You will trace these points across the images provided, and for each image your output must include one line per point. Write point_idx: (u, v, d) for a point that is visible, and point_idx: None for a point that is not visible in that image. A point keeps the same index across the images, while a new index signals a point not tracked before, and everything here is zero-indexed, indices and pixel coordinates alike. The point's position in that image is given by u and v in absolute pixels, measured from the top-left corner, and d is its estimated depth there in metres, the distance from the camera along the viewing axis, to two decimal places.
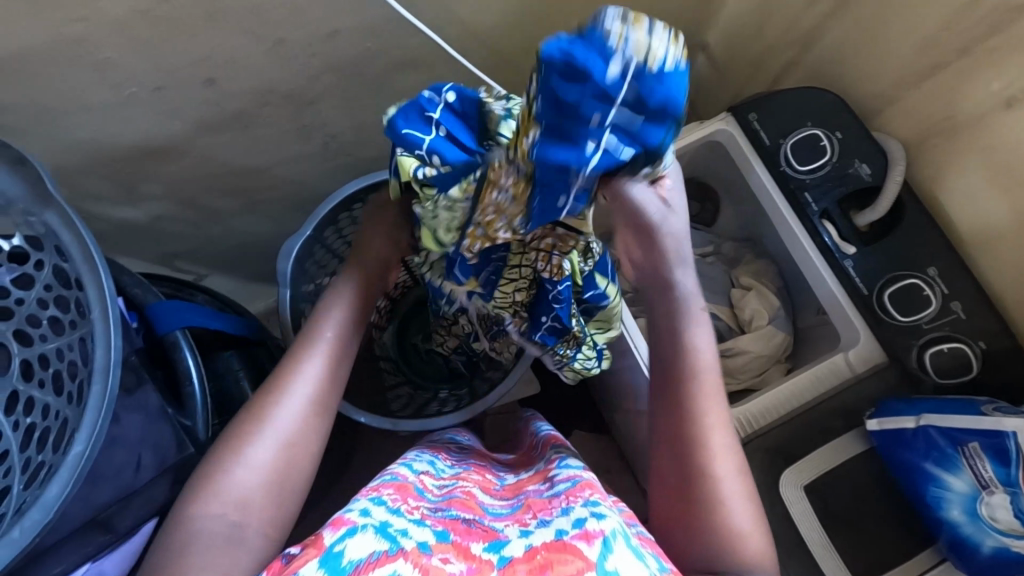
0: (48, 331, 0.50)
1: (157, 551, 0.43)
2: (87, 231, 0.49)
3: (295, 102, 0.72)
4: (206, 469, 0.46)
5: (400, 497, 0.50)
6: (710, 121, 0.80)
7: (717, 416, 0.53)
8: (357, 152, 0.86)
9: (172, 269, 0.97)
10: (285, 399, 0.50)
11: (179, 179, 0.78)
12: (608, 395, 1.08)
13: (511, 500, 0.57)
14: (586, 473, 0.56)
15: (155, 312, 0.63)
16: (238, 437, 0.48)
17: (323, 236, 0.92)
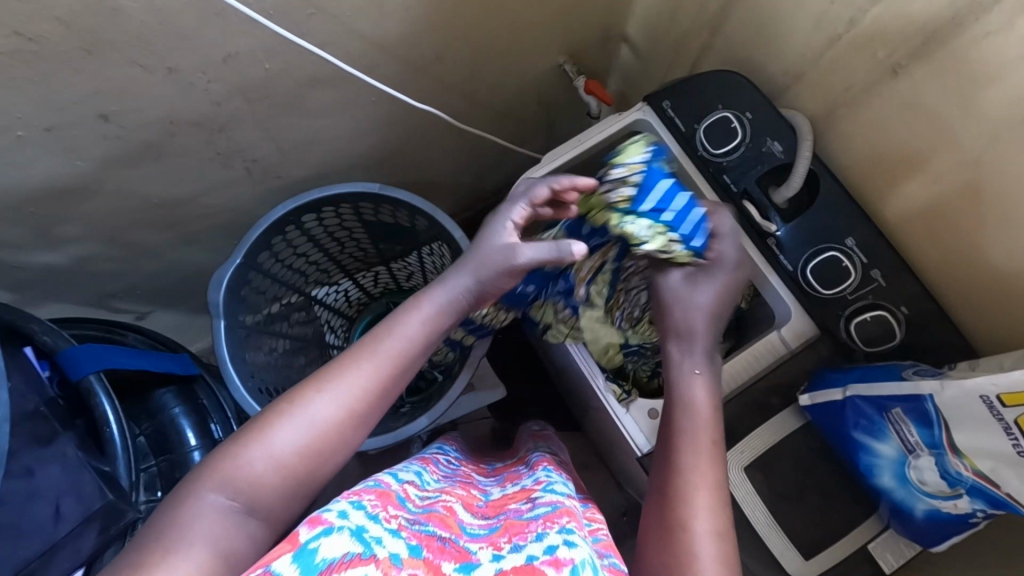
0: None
1: (168, 504, 0.47)
2: None
3: (203, 131, 0.71)
4: (236, 441, 0.50)
5: (380, 504, 0.49)
6: (627, 113, 0.80)
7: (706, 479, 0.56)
8: (282, 175, 0.87)
9: (110, 309, 0.98)
10: (325, 396, 0.52)
11: (98, 218, 0.76)
12: (571, 389, 1.09)
13: (490, 521, 0.58)
14: (566, 499, 0.59)
15: (68, 358, 0.61)
16: (272, 420, 0.50)
17: (257, 261, 0.90)
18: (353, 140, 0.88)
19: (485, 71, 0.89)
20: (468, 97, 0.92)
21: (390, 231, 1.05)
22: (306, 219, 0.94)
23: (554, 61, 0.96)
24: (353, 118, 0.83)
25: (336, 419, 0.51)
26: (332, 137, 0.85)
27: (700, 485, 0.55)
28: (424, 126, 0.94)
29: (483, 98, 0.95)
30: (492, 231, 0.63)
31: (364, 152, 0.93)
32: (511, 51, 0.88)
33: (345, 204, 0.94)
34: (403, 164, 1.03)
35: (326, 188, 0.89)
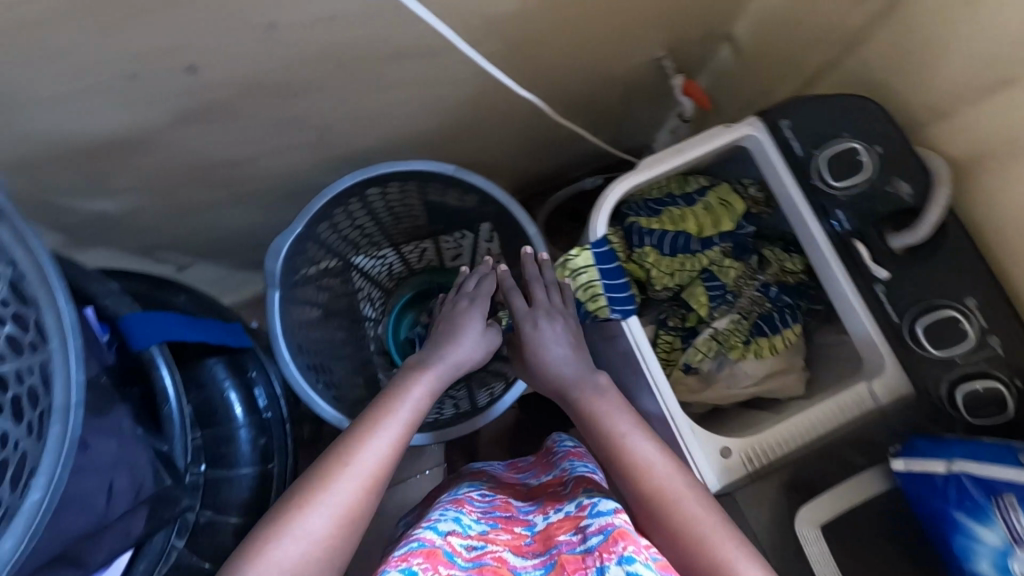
0: (4, 350, 0.43)
1: None
2: (45, 251, 0.46)
3: (285, 94, 0.65)
4: (271, 522, 0.53)
5: (431, 568, 0.52)
6: (737, 125, 0.74)
7: (668, 464, 0.60)
8: (351, 144, 0.81)
9: (153, 259, 0.94)
10: (348, 471, 0.56)
11: (159, 170, 0.71)
12: None
13: (544, 558, 0.57)
14: (617, 519, 0.54)
15: (127, 326, 0.57)
16: (303, 500, 0.54)
17: (316, 232, 0.86)
18: (431, 114, 0.82)
19: (581, 57, 0.82)
20: (554, 83, 0.86)
21: (449, 213, 1.02)
22: (369, 194, 0.89)
23: (652, 55, 0.90)
24: (436, 93, 0.77)
25: (357, 489, 0.55)
26: (411, 110, 0.79)
27: (665, 476, 0.59)
28: (503, 107, 0.88)
29: (568, 85, 0.88)
30: (470, 318, 0.74)
31: (437, 127, 0.87)
32: (611, 39, 0.82)
33: (411, 182, 0.89)
34: (471, 142, 0.97)
35: (395, 164, 0.84)
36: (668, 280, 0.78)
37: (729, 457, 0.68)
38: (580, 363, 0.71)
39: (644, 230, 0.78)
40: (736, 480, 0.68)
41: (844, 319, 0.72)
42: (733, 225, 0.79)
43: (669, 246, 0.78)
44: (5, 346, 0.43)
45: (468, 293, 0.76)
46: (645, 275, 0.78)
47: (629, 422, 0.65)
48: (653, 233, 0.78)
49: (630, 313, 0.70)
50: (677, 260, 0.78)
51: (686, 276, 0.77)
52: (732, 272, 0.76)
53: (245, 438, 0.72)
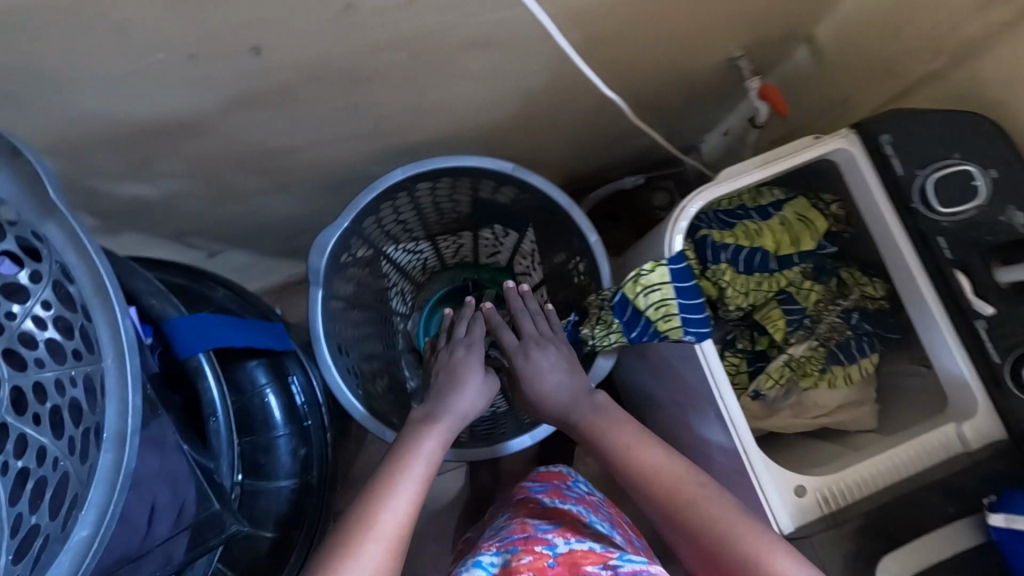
0: (45, 356, 0.40)
1: None
2: (104, 264, 0.45)
3: (349, 81, 0.59)
4: None
5: None
6: (830, 138, 0.68)
7: (679, 467, 0.66)
8: (407, 135, 0.76)
9: (184, 245, 0.89)
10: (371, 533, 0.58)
11: (204, 155, 0.65)
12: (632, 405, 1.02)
13: None
14: (652, 569, 0.56)
15: (174, 330, 0.52)
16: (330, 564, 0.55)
17: (362, 227, 0.81)
18: (492, 106, 0.76)
19: (657, 53, 0.77)
20: (622, 79, 0.80)
21: (496, 212, 0.97)
22: (419, 188, 0.84)
23: (727, 54, 0.84)
24: (502, 85, 0.71)
25: (384, 550, 0.57)
26: (472, 102, 0.73)
27: (685, 484, 0.64)
28: (565, 101, 0.82)
29: (635, 81, 0.83)
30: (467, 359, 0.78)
31: (494, 120, 0.81)
32: (691, 35, 0.76)
33: (464, 178, 0.84)
34: (523, 136, 0.91)
35: (452, 159, 0.78)
36: (744, 299, 0.73)
37: (804, 496, 0.63)
38: (576, 386, 0.76)
39: (719, 244, 0.72)
40: (811, 522, 0.63)
41: (932, 356, 0.67)
42: (814, 245, 0.74)
43: (746, 263, 0.73)
44: (47, 353, 0.40)
45: (462, 345, 0.79)
46: (719, 292, 0.73)
47: (633, 437, 0.71)
48: (730, 247, 0.73)
49: (704, 337, 0.65)
50: (754, 279, 0.73)
51: (763, 296, 0.73)
52: (814, 295, 0.72)
53: (284, 447, 0.67)
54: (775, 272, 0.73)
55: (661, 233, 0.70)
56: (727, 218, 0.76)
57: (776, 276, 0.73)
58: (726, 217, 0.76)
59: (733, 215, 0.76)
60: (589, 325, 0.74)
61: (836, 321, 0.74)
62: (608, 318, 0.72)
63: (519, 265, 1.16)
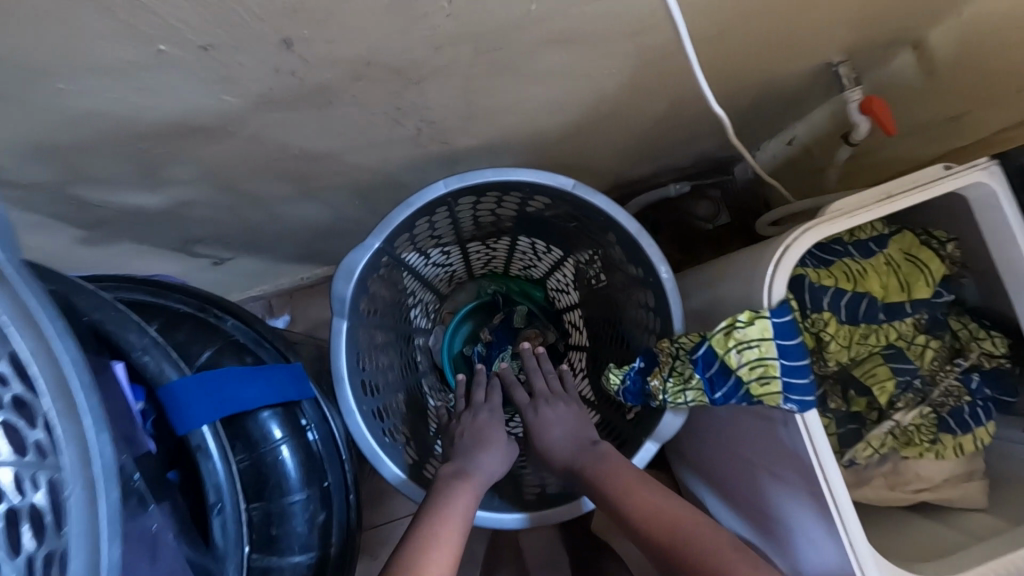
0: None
1: None
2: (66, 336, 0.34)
3: (397, 80, 0.48)
4: None
5: None
6: (967, 168, 0.57)
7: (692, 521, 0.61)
8: (453, 140, 0.65)
9: (188, 254, 0.78)
10: None
11: (217, 163, 0.54)
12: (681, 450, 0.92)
13: None
14: None
15: (174, 399, 0.46)
16: None
17: (394, 245, 0.70)
18: (553, 109, 0.65)
19: (747, 55, 0.65)
20: (704, 81, 0.68)
21: (542, 227, 0.86)
22: (461, 202, 0.72)
23: (822, 58, 0.72)
24: (569, 86, 0.60)
25: None
26: (534, 104, 0.62)
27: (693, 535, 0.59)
28: (633, 106, 0.71)
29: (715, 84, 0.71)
30: (473, 411, 0.78)
31: (552, 125, 0.70)
32: (790, 36, 0.65)
33: (514, 192, 0.72)
34: (577, 143, 0.80)
35: (504, 171, 0.67)
36: (848, 353, 0.62)
37: None
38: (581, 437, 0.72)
39: (818, 286, 0.61)
40: None
41: None
42: (930, 293, 0.63)
43: (852, 310, 0.62)
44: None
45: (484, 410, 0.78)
46: (819, 345, 0.61)
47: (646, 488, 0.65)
48: (833, 291, 0.61)
49: (808, 406, 0.54)
50: (860, 329, 0.62)
51: (869, 351, 0.62)
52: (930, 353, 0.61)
53: (300, 514, 0.56)
54: (883, 323, 0.62)
55: (756, 273, 0.59)
56: (825, 256, 0.65)
57: (885, 327, 0.62)
58: (825, 254, 0.65)
59: (832, 252, 0.65)
60: (660, 376, 0.63)
61: (950, 381, 0.63)
62: (684, 370, 0.61)
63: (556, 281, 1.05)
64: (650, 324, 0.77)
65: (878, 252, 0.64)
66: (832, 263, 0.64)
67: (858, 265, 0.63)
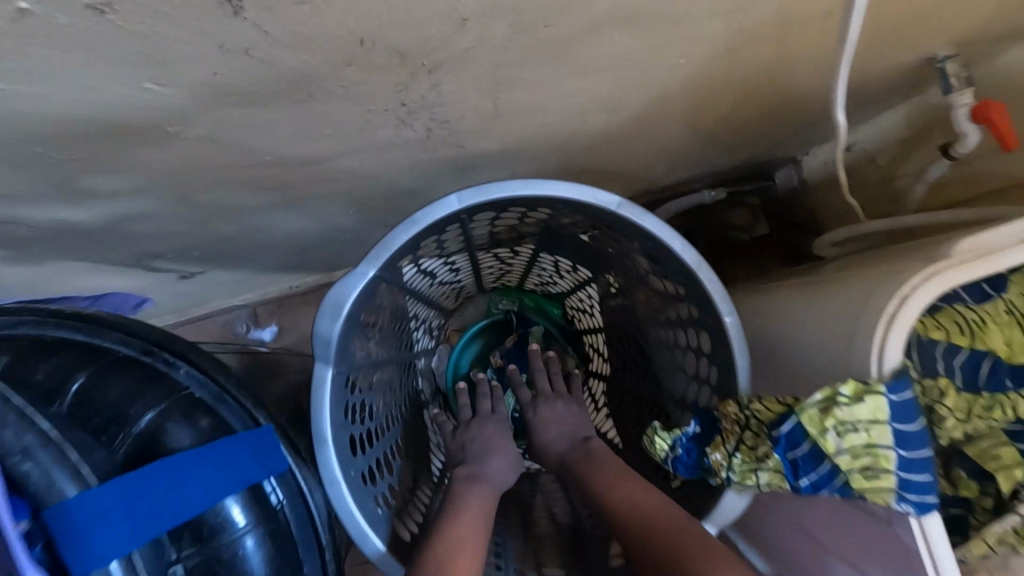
0: None
1: None
2: None
3: (401, 68, 0.35)
4: None
5: None
6: None
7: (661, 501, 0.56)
8: (470, 144, 0.52)
9: (147, 269, 0.65)
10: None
11: (162, 172, 0.41)
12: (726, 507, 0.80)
13: None
14: None
15: (59, 528, 0.36)
16: None
17: (394, 271, 0.57)
18: (596, 107, 0.52)
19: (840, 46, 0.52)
20: (782, 77, 0.55)
21: (570, 244, 0.73)
22: (476, 218, 0.59)
23: (923, 52, 0.59)
24: (621, 79, 0.47)
25: None
26: (573, 101, 0.49)
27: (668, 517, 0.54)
28: (689, 105, 0.58)
29: (790, 79, 0.58)
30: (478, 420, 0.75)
31: (590, 126, 0.57)
32: (896, 23, 0.52)
33: (541, 208, 0.59)
34: (615, 147, 0.67)
35: (532, 183, 0.54)
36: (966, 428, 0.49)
37: None
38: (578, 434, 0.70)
39: (927, 342, 0.48)
40: None
41: None
42: None
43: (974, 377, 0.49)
44: None
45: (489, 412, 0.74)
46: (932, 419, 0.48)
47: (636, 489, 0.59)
48: (950, 350, 0.48)
49: (931, 511, 0.41)
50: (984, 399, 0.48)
51: (990, 426, 0.49)
52: None
53: None
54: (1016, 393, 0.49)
55: (860, 329, 0.46)
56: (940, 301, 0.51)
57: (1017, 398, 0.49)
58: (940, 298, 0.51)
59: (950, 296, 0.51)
60: (723, 449, 0.50)
61: None
62: (756, 446, 0.48)
63: (579, 300, 0.92)
64: (701, 371, 0.64)
65: (997, 297, 0.51)
66: (950, 310, 0.50)
67: (981, 314, 0.50)
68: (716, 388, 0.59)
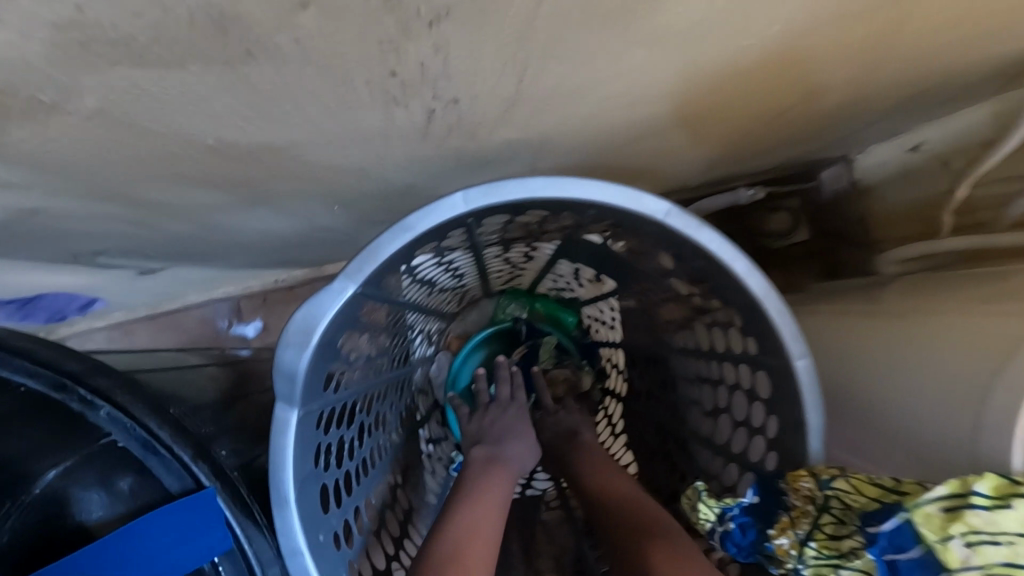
0: None
1: None
2: None
3: (387, 18, 0.24)
4: None
5: None
6: None
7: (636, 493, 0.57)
8: (484, 132, 0.41)
9: (92, 266, 0.55)
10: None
11: (64, 158, 0.30)
12: None
13: None
14: None
15: None
16: None
17: (382, 286, 0.46)
18: (647, 92, 0.41)
19: (965, 24, 0.41)
20: (882, 62, 0.44)
21: (597, 253, 0.61)
22: (486, 223, 0.48)
23: None
24: (686, 54, 0.36)
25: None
26: (620, 82, 0.38)
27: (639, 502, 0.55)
28: (759, 94, 0.46)
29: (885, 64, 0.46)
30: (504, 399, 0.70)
31: (634, 115, 0.45)
32: None
33: (568, 214, 0.48)
34: (657, 141, 0.55)
35: (559, 183, 0.42)
36: None
37: None
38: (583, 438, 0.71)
39: None
40: None
41: None
42: None
43: None
44: None
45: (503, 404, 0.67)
46: None
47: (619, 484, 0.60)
48: None
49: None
50: None
51: None
52: None
53: None
54: None
55: (991, 405, 0.35)
56: None
57: None
58: None
59: None
60: (793, 533, 0.39)
61: None
62: (841, 536, 0.37)
63: (599, 312, 0.81)
64: (752, 417, 0.53)
65: None
66: None
67: None
68: (775, 444, 0.48)
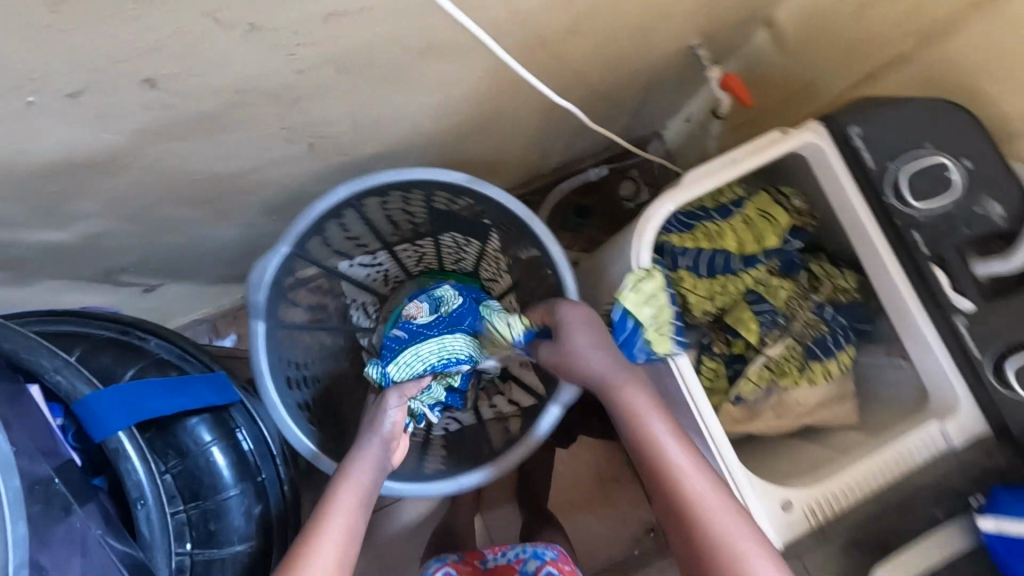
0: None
1: None
2: None
3: (272, 104, 0.54)
4: None
5: None
6: (798, 131, 0.65)
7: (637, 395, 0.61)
8: (351, 150, 0.70)
9: (114, 283, 0.81)
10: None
11: (118, 193, 0.59)
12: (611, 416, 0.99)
13: None
14: None
15: (83, 413, 0.53)
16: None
17: (307, 250, 0.74)
18: (440, 114, 0.71)
19: (611, 49, 0.73)
20: (579, 75, 0.75)
21: None
22: (368, 205, 0.77)
23: (686, 43, 0.79)
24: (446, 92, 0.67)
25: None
26: (417, 113, 0.68)
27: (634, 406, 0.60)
28: (518, 103, 0.77)
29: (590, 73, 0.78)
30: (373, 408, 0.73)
31: (443, 129, 0.76)
32: (648, 27, 0.72)
33: (418, 195, 0.77)
34: (478, 141, 0.85)
35: (400, 171, 0.72)
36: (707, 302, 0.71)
37: (792, 511, 0.60)
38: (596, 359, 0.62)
39: (679, 249, 0.70)
40: (800, 535, 0.60)
41: (917, 365, 0.66)
42: (779, 241, 0.71)
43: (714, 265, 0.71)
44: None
45: (388, 373, 0.73)
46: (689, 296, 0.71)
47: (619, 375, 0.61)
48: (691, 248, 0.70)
49: None
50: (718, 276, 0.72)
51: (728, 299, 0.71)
52: (780, 293, 0.72)
53: (235, 506, 0.61)
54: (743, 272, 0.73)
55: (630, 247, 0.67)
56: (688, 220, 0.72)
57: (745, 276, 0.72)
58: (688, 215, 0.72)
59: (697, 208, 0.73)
60: None
61: (811, 316, 0.73)
62: None
63: None
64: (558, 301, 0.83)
65: (736, 212, 0.72)
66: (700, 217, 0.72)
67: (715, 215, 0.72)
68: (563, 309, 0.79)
